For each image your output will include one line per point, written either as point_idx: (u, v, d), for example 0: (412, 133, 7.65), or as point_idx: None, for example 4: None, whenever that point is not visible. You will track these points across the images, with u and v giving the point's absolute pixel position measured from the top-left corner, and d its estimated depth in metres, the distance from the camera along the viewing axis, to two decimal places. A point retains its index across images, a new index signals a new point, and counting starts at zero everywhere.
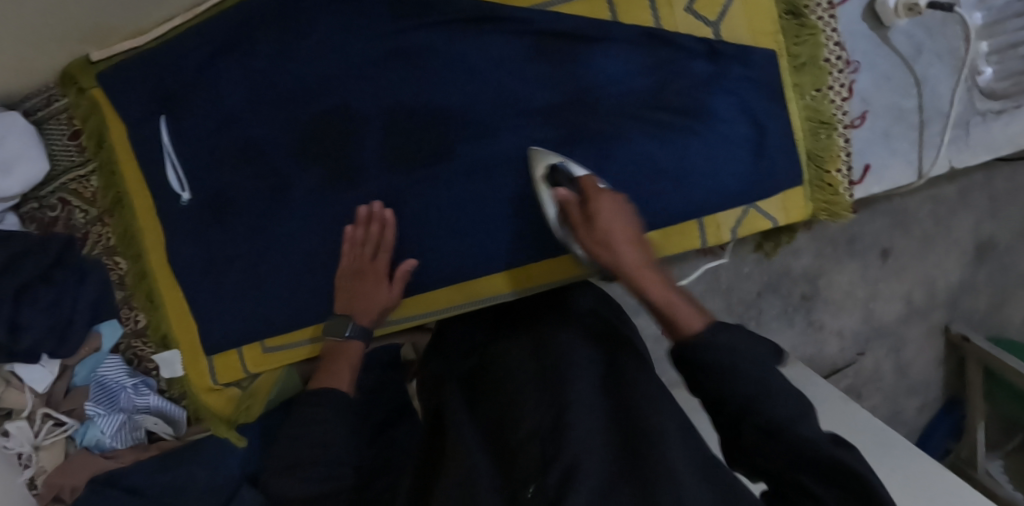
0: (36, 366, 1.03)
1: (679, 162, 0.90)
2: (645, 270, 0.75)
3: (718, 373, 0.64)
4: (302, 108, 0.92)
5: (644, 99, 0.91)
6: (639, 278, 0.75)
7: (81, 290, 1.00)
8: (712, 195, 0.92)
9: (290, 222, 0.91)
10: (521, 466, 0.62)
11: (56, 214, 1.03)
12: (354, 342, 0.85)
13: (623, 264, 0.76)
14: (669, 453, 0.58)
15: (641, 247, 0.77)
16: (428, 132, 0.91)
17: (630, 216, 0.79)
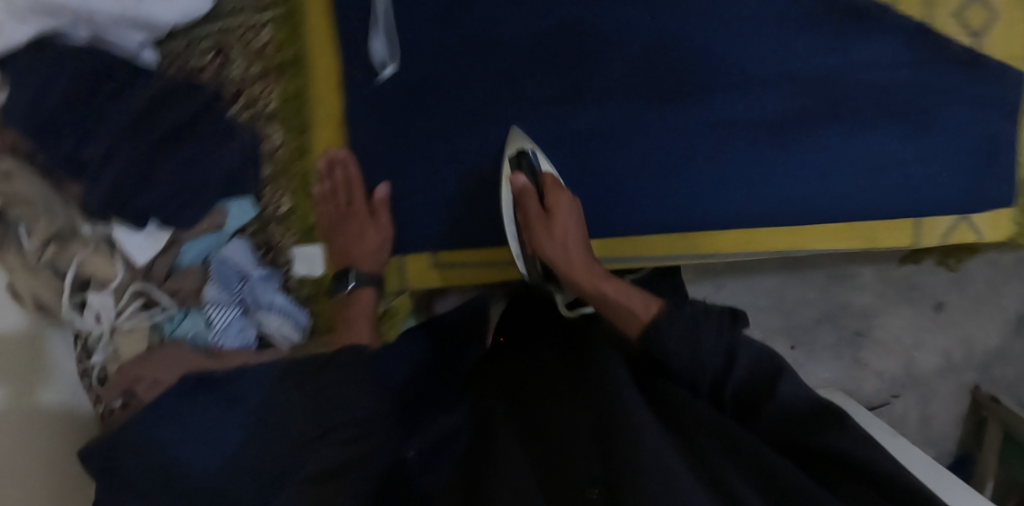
0: (143, 234, 0.91)
1: (902, 164, 0.90)
2: (586, 272, 0.82)
3: (676, 344, 0.68)
4: (542, 19, 0.90)
5: (889, 97, 0.89)
6: (583, 278, 0.82)
7: (225, 148, 0.89)
8: (926, 200, 0.91)
9: (503, 130, 0.92)
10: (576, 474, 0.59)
11: (208, 61, 0.94)
12: (367, 290, 0.91)
13: (563, 263, 0.83)
14: (646, 440, 0.57)
15: (583, 250, 0.84)
16: (666, 74, 0.91)
17: (581, 220, 0.86)
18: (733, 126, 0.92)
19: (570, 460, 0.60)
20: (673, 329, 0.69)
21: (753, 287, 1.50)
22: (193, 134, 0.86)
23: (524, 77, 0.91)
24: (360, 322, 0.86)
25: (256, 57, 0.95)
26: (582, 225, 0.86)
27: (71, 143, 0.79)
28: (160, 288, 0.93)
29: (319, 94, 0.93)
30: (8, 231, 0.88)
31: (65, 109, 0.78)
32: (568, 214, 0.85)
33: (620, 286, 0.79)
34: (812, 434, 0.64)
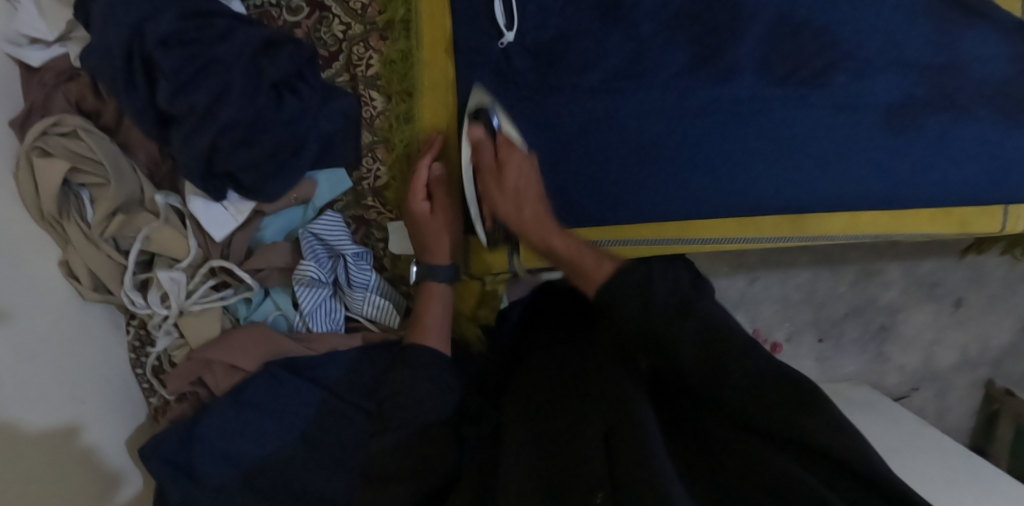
0: (224, 205, 0.81)
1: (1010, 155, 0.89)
2: (536, 224, 0.80)
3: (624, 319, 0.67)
4: None
5: (1002, 88, 0.89)
6: (534, 232, 0.80)
7: (322, 114, 0.83)
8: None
9: (618, 107, 0.86)
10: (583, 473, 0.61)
11: (301, 18, 0.85)
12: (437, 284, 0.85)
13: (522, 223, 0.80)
14: (649, 445, 0.59)
15: (539, 203, 0.80)
16: (786, 53, 0.87)
17: (537, 176, 0.80)
18: (856, 112, 0.88)
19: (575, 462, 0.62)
20: (653, 311, 0.67)
21: (785, 280, 1.51)
22: (291, 93, 0.80)
23: (647, 46, 0.85)
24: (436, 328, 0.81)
25: (357, 16, 0.85)
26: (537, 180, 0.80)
27: (168, 92, 0.72)
28: (241, 267, 0.83)
29: (428, 59, 0.84)
30: (67, 197, 0.76)
31: (163, 50, 0.71)
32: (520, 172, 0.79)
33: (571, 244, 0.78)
34: (794, 425, 0.58)
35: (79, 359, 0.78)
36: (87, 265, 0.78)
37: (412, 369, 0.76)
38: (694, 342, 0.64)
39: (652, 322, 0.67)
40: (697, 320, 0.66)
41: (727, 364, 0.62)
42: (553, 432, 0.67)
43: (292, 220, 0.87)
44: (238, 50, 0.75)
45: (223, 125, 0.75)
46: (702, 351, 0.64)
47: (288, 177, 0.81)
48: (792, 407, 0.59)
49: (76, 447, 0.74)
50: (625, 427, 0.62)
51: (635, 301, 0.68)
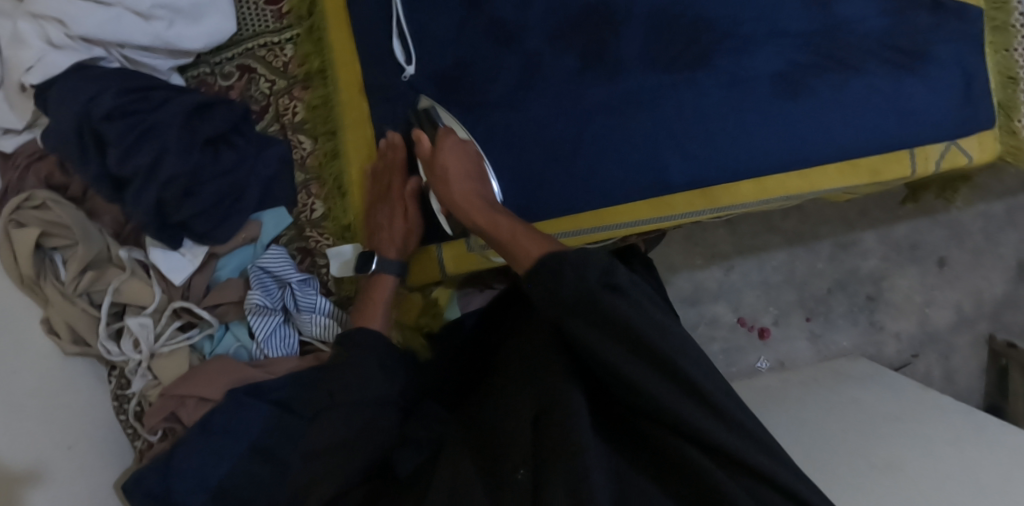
0: (179, 252, 0.91)
1: (904, 101, 0.93)
2: (472, 201, 0.85)
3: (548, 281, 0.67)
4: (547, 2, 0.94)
5: (883, 39, 0.94)
6: (463, 206, 0.85)
7: (259, 162, 0.94)
8: (925, 129, 0.93)
9: (522, 112, 0.93)
10: (509, 456, 0.69)
11: (233, 81, 0.99)
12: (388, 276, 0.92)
13: (453, 196, 0.86)
14: (576, 421, 0.65)
15: (470, 181, 0.86)
16: (674, 40, 0.94)
17: (472, 160, 0.88)
18: (747, 81, 0.93)
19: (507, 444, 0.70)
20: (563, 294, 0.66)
21: (761, 264, 1.52)
22: (228, 146, 0.91)
23: (537, 56, 0.94)
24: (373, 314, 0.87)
25: (281, 73, 0.99)
26: (472, 164, 0.88)
27: (117, 157, 0.82)
28: (201, 305, 0.93)
29: (344, 99, 0.97)
30: (43, 261, 0.88)
31: (109, 123, 0.81)
32: (456, 156, 0.87)
33: (511, 222, 0.80)
34: (709, 424, 0.62)
35: (65, 406, 0.87)
36: (65, 320, 0.87)
37: (351, 356, 0.82)
38: (593, 329, 0.66)
39: (564, 303, 0.66)
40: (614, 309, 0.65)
41: (633, 361, 0.65)
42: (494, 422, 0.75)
43: (241, 259, 0.96)
44: (174, 114, 0.86)
45: (165, 181, 0.85)
46: (604, 341, 0.65)
47: (235, 220, 0.92)
48: (706, 410, 0.63)
49: (66, 484, 0.82)
50: (553, 416, 0.67)
51: (554, 281, 0.67)
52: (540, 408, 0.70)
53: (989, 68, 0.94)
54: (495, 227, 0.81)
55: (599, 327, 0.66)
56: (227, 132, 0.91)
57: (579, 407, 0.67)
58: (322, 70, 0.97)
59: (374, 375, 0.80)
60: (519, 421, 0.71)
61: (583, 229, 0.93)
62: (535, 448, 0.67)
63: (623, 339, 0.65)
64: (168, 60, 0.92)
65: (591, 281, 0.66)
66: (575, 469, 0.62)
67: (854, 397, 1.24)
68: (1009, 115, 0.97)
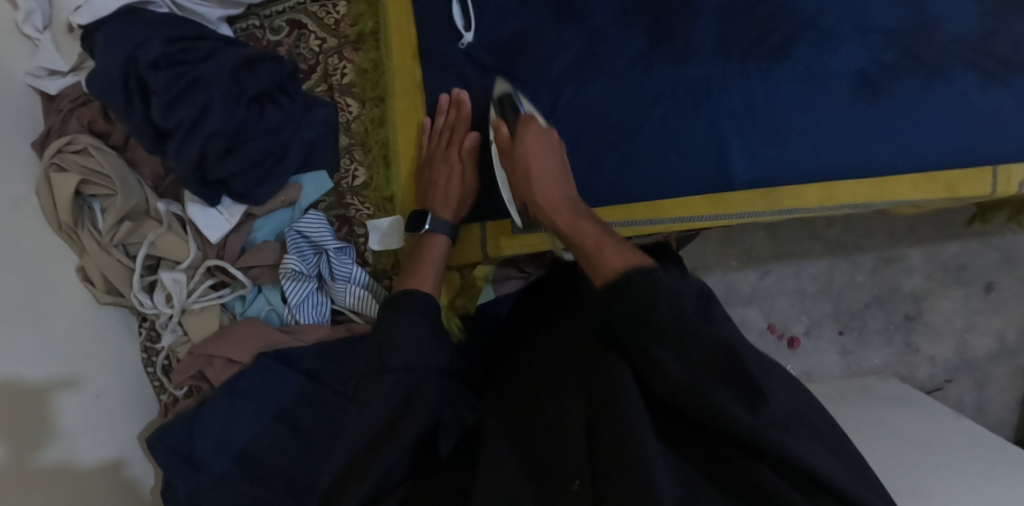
0: (217, 211, 0.88)
1: (990, 113, 0.88)
2: (556, 206, 0.78)
3: (634, 292, 0.62)
4: None
5: (976, 45, 0.89)
6: (551, 213, 0.78)
7: (306, 120, 0.90)
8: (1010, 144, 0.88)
9: (583, 92, 0.89)
10: (560, 464, 0.65)
11: (282, 37, 0.93)
12: (439, 236, 0.86)
13: (538, 197, 0.79)
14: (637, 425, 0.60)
15: (557, 183, 0.80)
16: (749, 31, 0.89)
17: (556, 155, 0.82)
18: (820, 83, 0.89)
19: (556, 451, 0.66)
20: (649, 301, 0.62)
21: (799, 272, 1.47)
22: (273, 104, 0.87)
23: (601, 33, 0.89)
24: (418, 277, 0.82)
25: (332, 31, 0.93)
26: (553, 156, 0.82)
27: (160, 107, 0.78)
28: (235, 265, 0.91)
29: (395, 63, 0.90)
30: (82, 208, 0.86)
31: (154, 72, 0.78)
32: (540, 147, 0.81)
33: (596, 230, 0.73)
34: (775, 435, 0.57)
35: (94, 355, 0.86)
36: (99, 270, 0.87)
37: (406, 316, 0.77)
38: (674, 347, 0.60)
39: (649, 323, 0.61)
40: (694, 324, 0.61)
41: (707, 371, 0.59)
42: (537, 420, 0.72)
43: (278, 222, 0.93)
44: (220, 67, 0.82)
45: (208, 136, 0.81)
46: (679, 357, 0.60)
47: (277, 181, 0.88)
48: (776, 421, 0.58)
49: (90, 434, 0.81)
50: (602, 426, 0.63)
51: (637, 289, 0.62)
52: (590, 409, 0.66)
53: None
54: (579, 236, 0.74)
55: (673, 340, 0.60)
56: (272, 90, 0.87)
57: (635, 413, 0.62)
58: (375, 30, 0.91)
59: (430, 331, 0.76)
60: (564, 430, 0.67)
61: (634, 220, 0.88)
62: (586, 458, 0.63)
63: (703, 362, 0.60)
64: (218, 9, 0.88)
65: (682, 312, 0.61)
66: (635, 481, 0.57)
67: (883, 419, 1.20)
68: None
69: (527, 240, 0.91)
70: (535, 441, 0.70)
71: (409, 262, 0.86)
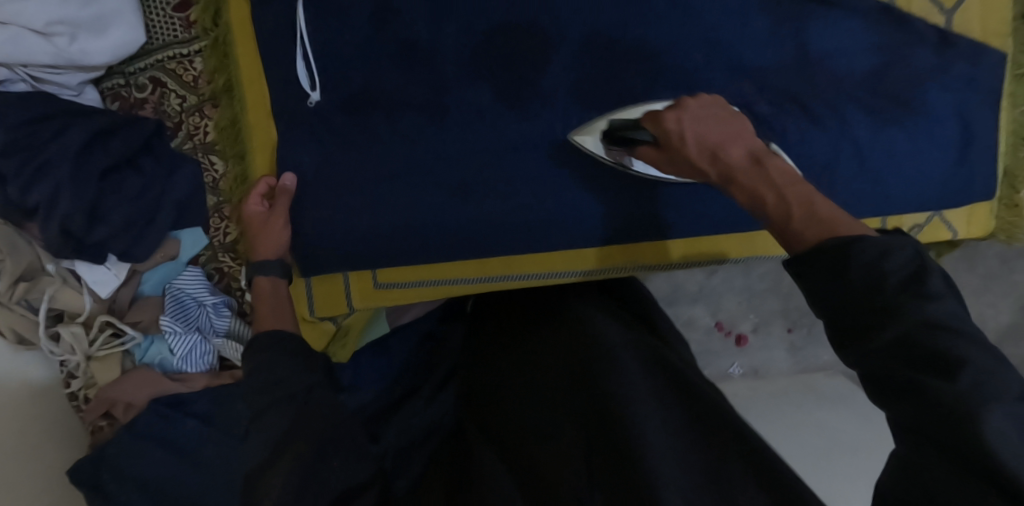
0: (102, 269, 0.94)
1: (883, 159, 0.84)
2: (750, 165, 0.63)
3: (830, 262, 0.50)
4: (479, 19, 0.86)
5: (857, 82, 0.84)
6: (747, 180, 0.62)
7: (171, 182, 0.92)
8: (904, 191, 0.85)
9: (442, 143, 0.87)
10: (552, 486, 0.59)
11: (147, 95, 0.94)
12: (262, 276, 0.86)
13: (734, 164, 0.64)
14: (644, 429, 0.57)
15: (738, 142, 0.66)
16: (612, 76, 0.86)
17: (726, 118, 0.69)
18: None
19: (538, 464, 0.63)
20: (864, 282, 0.48)
21: (745, 271, 1.41)
22: (134, 168, 0.90)
23: (452, 86, 0.86)
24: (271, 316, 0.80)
25: (190, 88, 0.93)
26: (735, 123, 0.69)
27: (17, 190, 0.82)
28: (125, 319, 0.97)
29: (251, 121, 0.90)
30: None
31: (4, 158, 0.81)
32: (717, 125, 0.69)
33: (798, 184, 0.59)
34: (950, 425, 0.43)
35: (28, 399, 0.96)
36: (9, 326, 0.94)
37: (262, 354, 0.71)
38: (880, 360, 0.48)
39: (878, 295, 0.48)
40: (909, 300, 0.47)
41: (949, 340, 0.45)
42: (518, 439, 0.69)
43: (166, 274, 0.97)
44: (70, 144, 0.85)
45: (64, 214, 0.84)
46: (911, 336, 0.46)
47: (150, 240, 0.91)
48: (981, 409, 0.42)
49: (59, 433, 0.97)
50: (603, 428, 0.60)
51: (838, 276, 0.50)
52: (585, 416, 0.63)
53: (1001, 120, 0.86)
54: (783, 209, 0.57)
55: (910, 329, 0.46)
56: (131, 156, 0.90)
57: (646, 424, 0.58)
58: (231, 86, 0.91)
59: (289, 361, 0.71)
60: (556, 443, 0.64)
61: (517, 274, 0.92)
62: (585, 476, 0.58)
63: (898, 351, 0.46)
64: (77, 75, 0.89)
65: (894, 287, 0.47)
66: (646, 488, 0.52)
67: (817, 415, 1.15)
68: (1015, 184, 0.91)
69: (391, 294, 0.94)
70: (522, 456, 0.66)
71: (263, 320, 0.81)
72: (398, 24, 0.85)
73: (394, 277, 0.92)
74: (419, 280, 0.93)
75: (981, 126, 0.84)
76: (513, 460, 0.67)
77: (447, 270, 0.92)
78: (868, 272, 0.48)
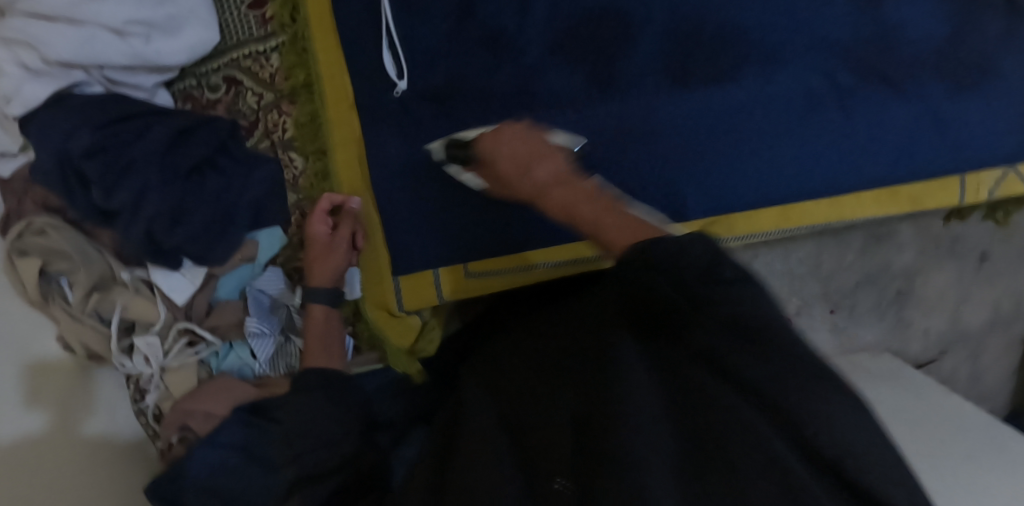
0: (179, 275, 0.91)
1: (961, 127, 0.86)
2: (568, 182, 0.72)
3: (671, 252, 0.54)
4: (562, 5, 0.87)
5: (935, 49, 0.87)
6: (558, 204, 0.72)
7: (248, 183, 0.90)
8: (981, 154, 0.87)
9: (532, 127, 0.86)
10: (543, 468, 0.58)
11: (220, 95, 0.92)
12: (315, 307, 0.94)
13: (540, 182, 0.73)
14: (639, 434, 0.50)
15: (546, 157, 0.74)
16: (699, 53, 0.87)
17: (544, 145, 0.76)
18: (765, 108, 0.86)
19: (536, 451, 0.60)
20: (686, 268, 0.53)
21: (787, 255, 1.45)
22: (212, 170, 0.88)
23: (539, 70, 0.87)
24: (315, 350, 0.91)
25: (266, 86, 0.92)
26: (538, 145, 0.75)
27: (101, 194, 0.81)
28: (203, 325, 0.95)
29: (333, 116, 0.89)
30: (49, 284, 0.89)
31: (88, 161, 0.80)
32: (529, 143, 0.76)
33: (605, 211, 0.69)
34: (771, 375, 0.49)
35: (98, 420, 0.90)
36: (78, 340, 0.89)
37: (296, 394, 0.83)
38: (721, 335, 0.51)
39: (684, 284, 0.53)
40: (734, 289, 0.51)
41: (754, 352, 0.50)
42: (518, 419, 0.67)
43: (242, 277, 0.94)
44: (153, 145, 0.83)
45: (150, 217, 0.83)
46: (722, 333, 0.51)
47: (229, 242, 0.89)
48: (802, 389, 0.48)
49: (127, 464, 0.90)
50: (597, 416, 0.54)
51: (649, 271, 0.55)
52: (577, 407, 0.59)
53: None
54: (602, 223, 0.67)
55: (723, 321, 0.51)
56: (210, 156, 0.88)
57: (641, 381, 0.54)
58: (312, 82, 0.91)
59: (325, 402, 0.82)
60: (562, 424, 0.61)
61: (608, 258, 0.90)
62: (573, 458, 0.56)
63: (738, 331, 0.51)
64: (151, 76, 0.88)
65: (693, 271, 0.53)
66: (622, 478, 0.48)
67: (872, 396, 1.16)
68: None
69: (479, 284, 0.90)
70: (529, 442, 0.62)
71: (313, 343, 0.92)
72: (484, 13, 0.86)
73: (485, 266, 0.89)
74: (507, 267, 0.89)
75: None
76: (519, 439, 0.64)
77: (534, 254, 0.89)
78: (682, 256, 0.54)
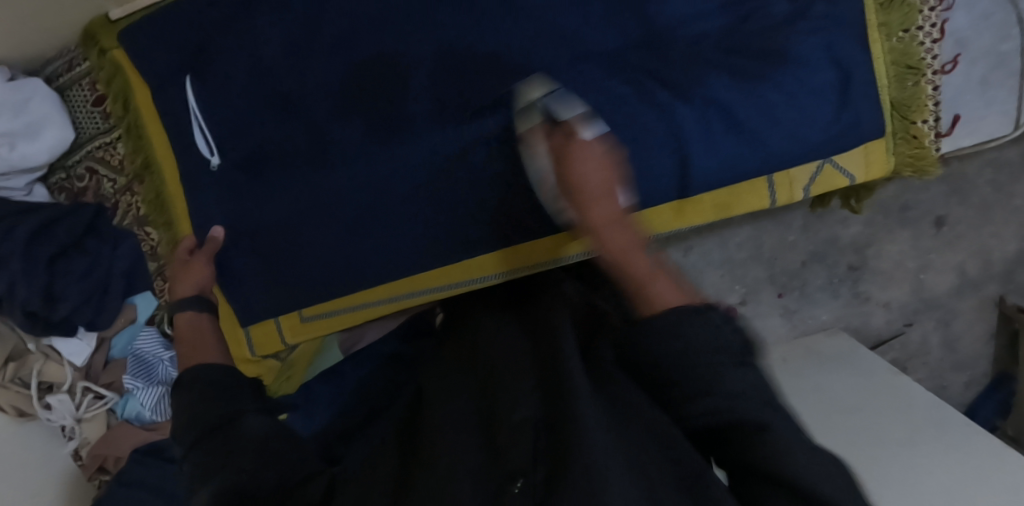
0: (75, 340, 1.05)
1: (762, 123, 0.81)
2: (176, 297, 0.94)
3: (660, 330, 0.56)
4: (340, 57, 0.88)
5: (720, 43, 0.83)
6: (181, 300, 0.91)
7: (114, 256, 1.01)
8: (791, 146, 0.82)
9: (326, 178, 0.88)
10: (510, 460, 0.53)
11: (85, 183, 1.04)
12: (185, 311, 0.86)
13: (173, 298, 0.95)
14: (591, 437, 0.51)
15: None
16: (475, 78, 0.84)
17: None
18: None
19: (494, 434, 0.57)
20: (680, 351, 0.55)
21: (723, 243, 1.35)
22: (81, 250, 1.00)
23: (325, 121, 0.88)
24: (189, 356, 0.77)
25: (117, 171, 1.02)
26: None
27: None
28: (102, 382, 1.08)
29: (171, 190, 0.98)
30: None
31: None
32: None
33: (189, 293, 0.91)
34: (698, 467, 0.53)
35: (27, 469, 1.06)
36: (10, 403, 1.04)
37: (206, 391, 0.68)
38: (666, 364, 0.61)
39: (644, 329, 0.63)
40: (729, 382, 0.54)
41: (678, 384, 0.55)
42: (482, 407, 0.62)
43: (128, 338, 1.08)
44: (18, 237, 0.95)
45: (23, 300, 0.95)
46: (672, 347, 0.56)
47: (109, 308, 1.02)
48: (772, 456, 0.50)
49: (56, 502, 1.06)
50: (557, 421, 0.54)
51: (680, 337, 0.55)
52: (547, 407, 0.58)
53: (877, 58, 0.81)
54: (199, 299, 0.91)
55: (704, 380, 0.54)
56: (78, 239, 1.00)
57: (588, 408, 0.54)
58: (150, 161, 0.98)
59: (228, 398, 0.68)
60: (511, 425, 0.57)
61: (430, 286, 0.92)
62: (533, 456, 0.53)
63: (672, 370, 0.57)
64: (23, 177, 1.00)
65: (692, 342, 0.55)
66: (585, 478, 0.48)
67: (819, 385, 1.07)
68: (908, 116, 0.86)
69: (317, 324, 0.97)
70: (493, 444, 0.56)
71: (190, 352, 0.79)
72: (270, 77, 0.89)
73: (316, 310, 0.96)
74: (343, 306, 0.95)
75: (858, 67, 0.81)
76: (483, 429, 0.59)
77: (376, 292, 0.93)
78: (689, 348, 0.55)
